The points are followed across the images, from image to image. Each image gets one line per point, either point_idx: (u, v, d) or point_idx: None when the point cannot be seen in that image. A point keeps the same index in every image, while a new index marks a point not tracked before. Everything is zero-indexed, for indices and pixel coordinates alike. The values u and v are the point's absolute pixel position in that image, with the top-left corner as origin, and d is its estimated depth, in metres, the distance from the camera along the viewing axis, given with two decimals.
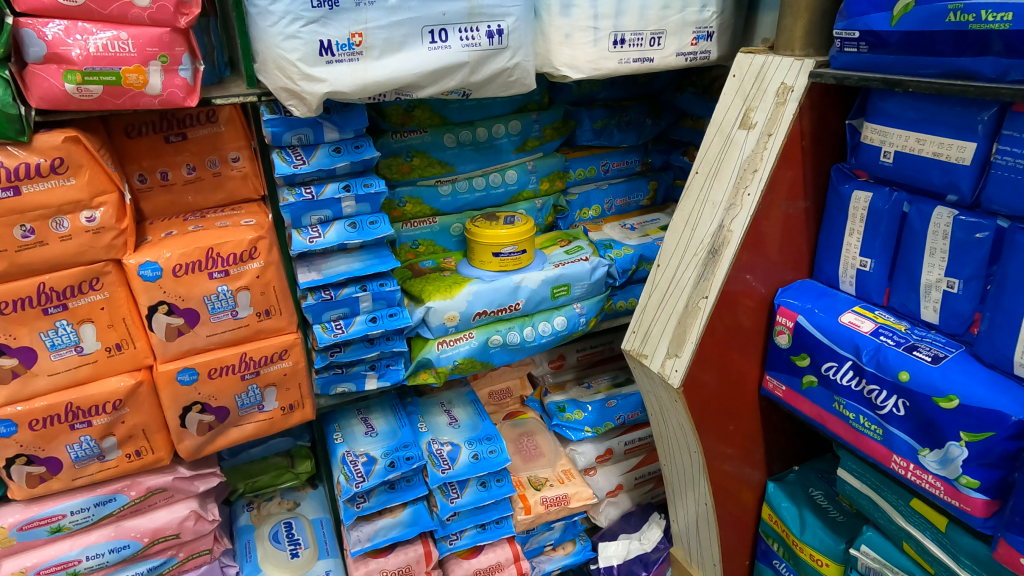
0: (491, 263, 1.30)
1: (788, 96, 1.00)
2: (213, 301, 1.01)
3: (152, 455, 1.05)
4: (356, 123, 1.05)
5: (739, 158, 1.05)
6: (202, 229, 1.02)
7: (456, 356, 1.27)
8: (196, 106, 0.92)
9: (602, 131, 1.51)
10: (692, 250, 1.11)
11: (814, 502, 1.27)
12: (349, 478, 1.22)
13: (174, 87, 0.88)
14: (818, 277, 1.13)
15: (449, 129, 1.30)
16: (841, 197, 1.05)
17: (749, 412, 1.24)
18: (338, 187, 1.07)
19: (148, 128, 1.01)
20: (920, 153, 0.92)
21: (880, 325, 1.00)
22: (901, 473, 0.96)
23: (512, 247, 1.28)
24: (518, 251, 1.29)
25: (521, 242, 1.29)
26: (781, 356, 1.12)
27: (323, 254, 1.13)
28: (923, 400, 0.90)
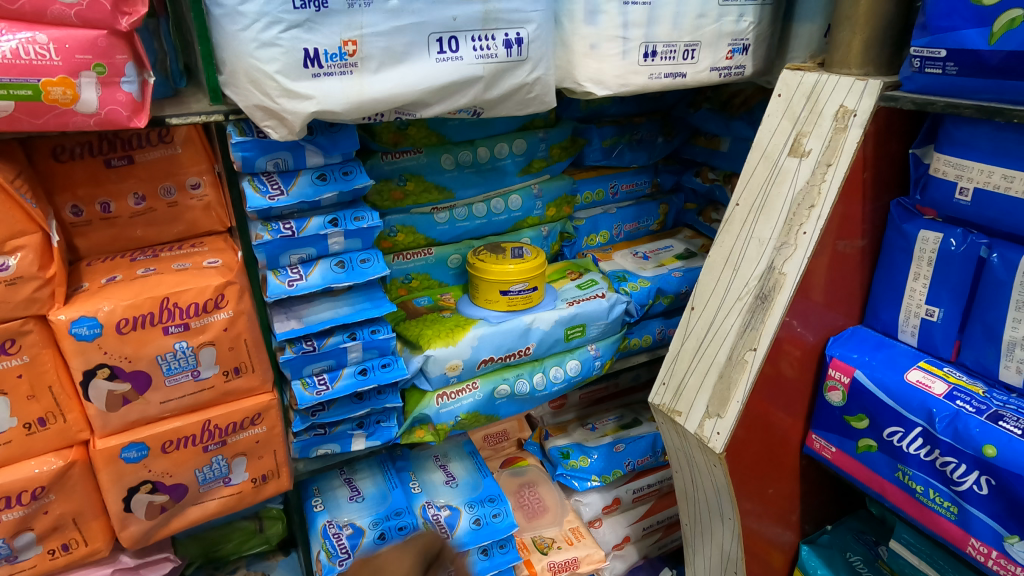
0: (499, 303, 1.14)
1: (849, 120, 0.87)
2: (169, 362, 0.83)
3: (87, 546, 0.87)
4: (345, 146, 0.88)
5: (790, 191, 0.92)
6: (155, 273, 0.84)
7: (457, 411, 1.11)
8: (144, 127, 0.76)
9: (612, 150, 1.36)
10: (733, 294, 0.97)
11: (854, 570, 1.16)
12: (332, 555, 1.05)
13: (115, 104, 0.71)
14: (871, 324, 1.01)
15: (448, 149, 1.14)
16: (904, 237, 0.93)
17: (788, 470, 1.11)
18: (324, 221, 0.90)
19: (83, 150, 0.83)
20: (1007, 192, 0.79)
21: (953, 386, 0.88)
22: (980, 558, 0.85)
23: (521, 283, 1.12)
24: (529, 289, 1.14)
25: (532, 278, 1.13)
26: (833, 415, 1.00)
27: (304, 298, 0.96)
28: (1012, 480, 0.78)
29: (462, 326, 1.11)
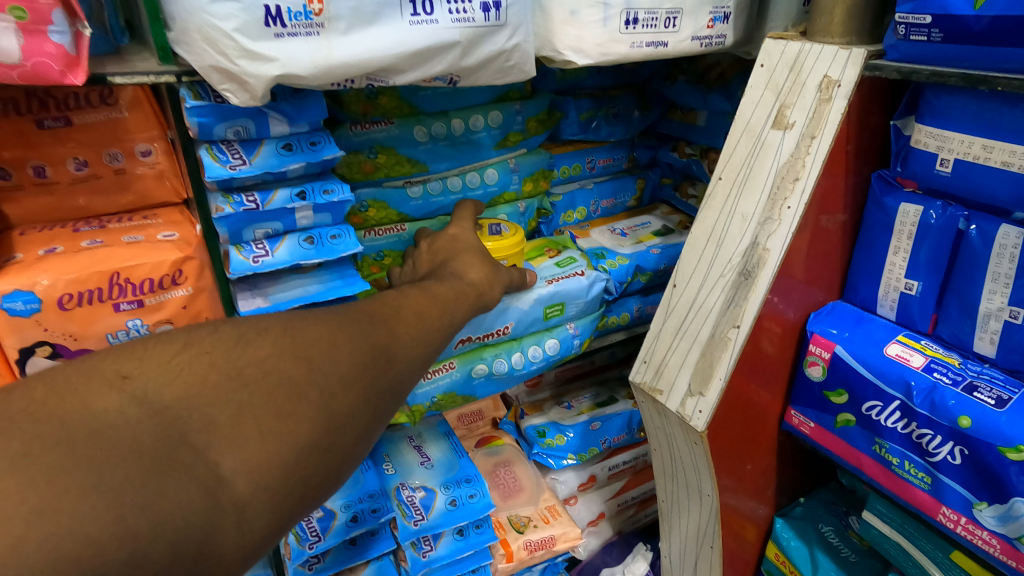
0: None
1: (833, 91, 0.85)
2: (120, 339, 0.78)
3: None
4: (312, 114, 0.83)
5: (773, 165, 0.90)
6: (101, 245, 0.78)
7: (434, 391, 1.10)
8: (82, 83, 0.69)
9: (589, 124, 1.33)
10: (716, 271, 0.95)
11: (825, 540, 1.18)
12: (302, 540, 1.03)
13: (43, 55, 0.65)
14: (850, 299, 1.01)
15: (420, 120, 1.09)
16: (884, 211, 0.92)
17: (766, 445, 1.12)
18: (290, 194, 0.85)
19: (9, 107, 0.76)
20: (986, 162, 0.79)
21: (931, 358, 0.89)
22: (950, 526, 0.88)
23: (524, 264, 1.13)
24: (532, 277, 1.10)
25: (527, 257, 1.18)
26: (811, 390, 1.00)
27: (271, 276, 0.92)
28: (984, 450, 0.80)
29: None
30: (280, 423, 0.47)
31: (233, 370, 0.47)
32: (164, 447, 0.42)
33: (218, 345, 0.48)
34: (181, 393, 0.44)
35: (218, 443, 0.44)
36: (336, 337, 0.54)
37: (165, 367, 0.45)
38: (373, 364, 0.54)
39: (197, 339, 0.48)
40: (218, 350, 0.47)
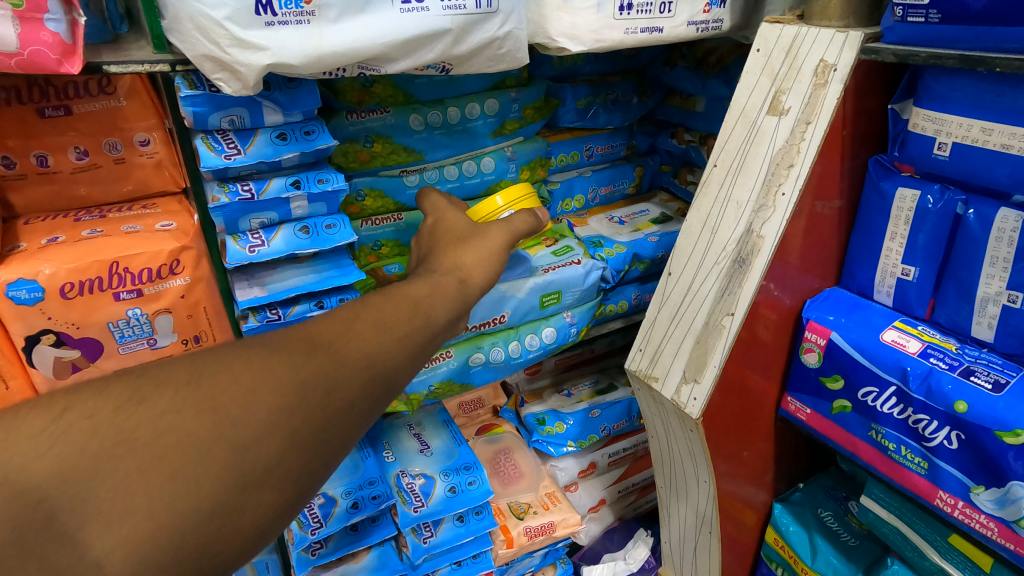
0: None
1: (829, 75, 0.84)
2: (121, 329, 0.78)
3: None
4: (306, 103, 0.83)
5: (768, 151, 0.90)
6: (101, 235, 0.78)
7: (432, 380, 1.10)
8: (78, 73, 0.69)
9: (586, 111, 1.32)
10: (711, 258, 0.95)
11: (824, 525, 1.19)
12: (304, 525, 1.05)
13: (40, 45, 0.65)
14: (847, 285, 1.01)
15: (416, 109, 1.09)
16: (881, 196, 0.92)
17: (762, 432, 1.12)
18: (285, 183, 0.85)
19: (10, 96, 0.76)
20: (985, 145, 0.78)
21: (928, 344, 0.89)
22: (947, 510, 0.88)
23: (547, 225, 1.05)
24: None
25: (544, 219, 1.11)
26: (807, 377, 1.01)
27: (267, 265, 0.93)
28: (981, 434, 0.80)
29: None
30: (175, 488, 0.40)
31: (121, 434, 0.40)
32: (25, 537, 0.36)
33: (103, 407, 0.41)
34: (48, 467, 0.37)
35: (92, 523, 0.37)
36: (307, 344, 0.49)
37: (35, 440, 0.38)
38: (314, 394, 0.46)
39: (82, 398, 0.41)
40: (101, 414, 0.40)
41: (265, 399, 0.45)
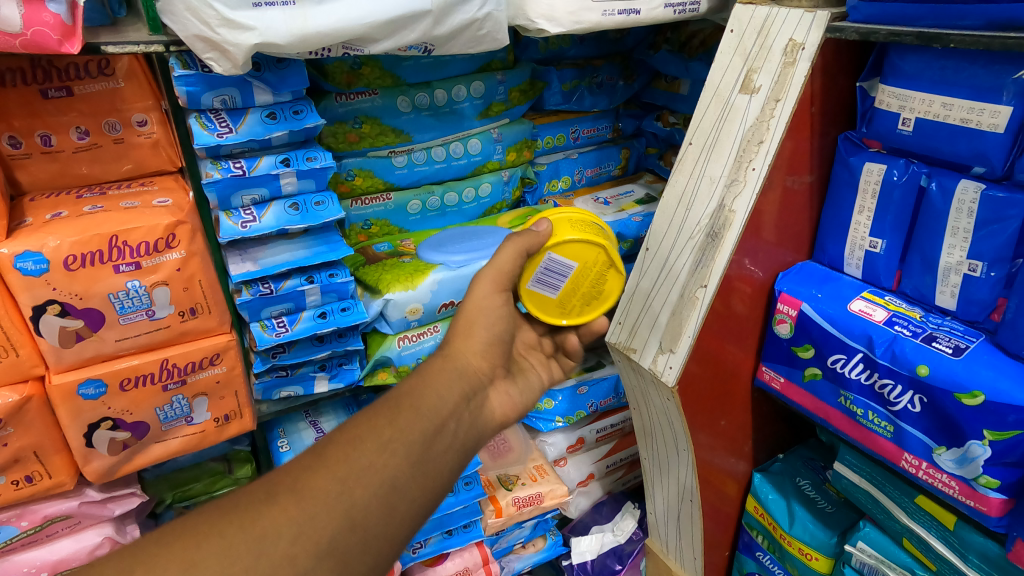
0: (610, 278, 0.99)
1: (798, 54, 0.87)
2: (121, 300, 0.82)
3: (51, 480, 0.87)
4: (294, 83, 0.86)
5: (740, 128, 0.93)
6: (101, 210, 0.82)
7: (419, 353, 1.15)
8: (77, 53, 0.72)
9: (572, 94, 1.35)
10: (686, 232, 0.99)
11: (802, 493, 1.23)
12: None
13: (41, 25, 0.68)
14: (819, 259, 1.05)
15: (403, 91, 1.12)
16: (850, 171, 0.95)
17: (740, 402, 1.17)
18: (275, 161, 0.89)
19: (15, 78, 0.79)
20: (945, 120, 0.82)
21: (893, 313, 0.93)
22: (912, 471, 0.92)
23: (577, 243, 0.94)
24: (569, 262, 0.95)
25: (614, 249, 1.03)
26: (780, 347, 1.05)
27: (259, 241, 0.96)
28: (943, 397, 0.84)
29: (596, 303, 1.01)
30: None
31: None
32: None
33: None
34: None
35: None
36: (266, 491, 0.56)
37: None
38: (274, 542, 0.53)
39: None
40: None
41: (225, 563, 0.51)
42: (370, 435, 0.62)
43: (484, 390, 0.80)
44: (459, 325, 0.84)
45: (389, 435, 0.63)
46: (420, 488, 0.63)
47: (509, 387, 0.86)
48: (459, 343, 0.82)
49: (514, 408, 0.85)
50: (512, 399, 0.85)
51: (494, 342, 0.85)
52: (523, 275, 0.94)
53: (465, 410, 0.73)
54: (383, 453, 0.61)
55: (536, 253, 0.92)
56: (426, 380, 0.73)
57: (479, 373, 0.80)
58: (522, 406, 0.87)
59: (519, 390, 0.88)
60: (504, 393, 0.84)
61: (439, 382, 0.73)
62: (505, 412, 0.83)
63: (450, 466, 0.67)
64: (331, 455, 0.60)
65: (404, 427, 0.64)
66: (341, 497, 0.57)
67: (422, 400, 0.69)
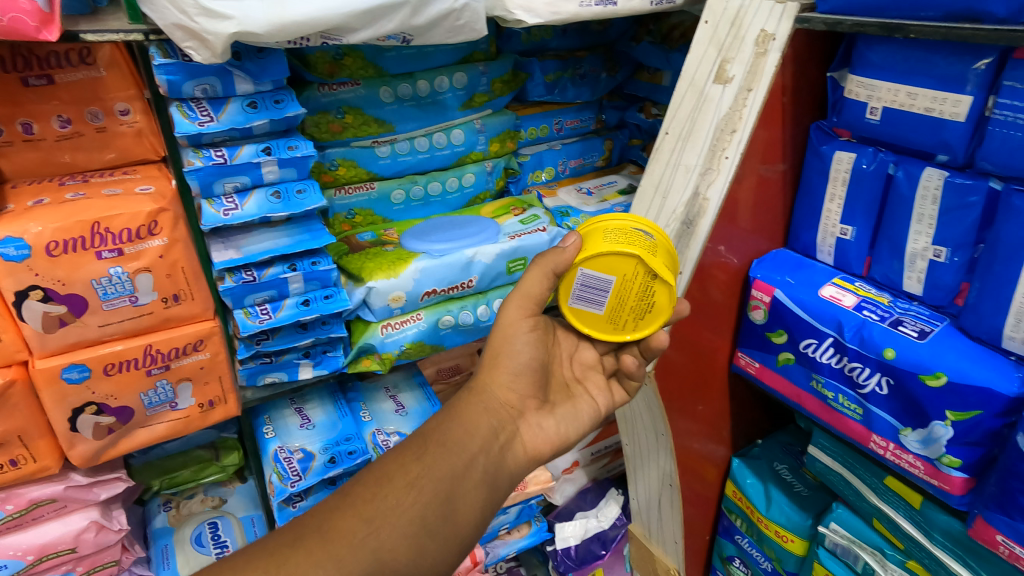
0: (659, 289, 0.85)
1: (769, 45, 0.90)
2: (104, 286, 0.83)
3: (35, 463, 0.88)
4: (275, 72, 0.87)
5: (714, 117, 0.95)
6: (83, 197, 0.83)
7: (403, 340, 1.15)
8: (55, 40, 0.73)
9: (555, 85, 1.37)
10: (663, 221, 1.01)
11: (779, 476, 1.25)
12: (283, 478, 1.11)
13: (18, 12, 0.68)
14: (793, 246, 1.07)
15: (386, 82, 1.14)
16: (821, 159, 0.97)
17: (718, 388, 1.19)
18: (256, 149, 0.90)
19: None
20: (910, 109, 0.84)
21: (862, 298, 0.96)
22: (880, 452, 0.94)
23: (614, 258, 0.83)
24: (607, 277, 0.85)
25: (663, 254, 0.86)
26: (755, 333, 1.07)
27: (242, 229, 0.98)
28: (908, 379, 0.86)
29: (651, 316, 0.89)
30: None
31: None
32: None
33: None
34: None
35: None
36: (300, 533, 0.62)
37: None
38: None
39: None
40: None
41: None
42: (400, 473, 0.69)
43: (514, 424, 0.83)
44: (487, 355, 0.87)
45: (418, 471, 0.70)
46: (449, 529, 0.69)
47: (545, 419, 0.87)
48: (487, 374, 0.85)
49: (550, 443, 0.87)
50: (547, 433, 0.87)
51: (528, 368, 0.86)
52: (562, 294, 0.89)
53: (493, 445, 0.78)
54: (411, 490, 0.68)
55: (567, 271, 0.85)
56: (454, 417, 0.78)
57: (507, 406, 0.84)
58: (560, 440, 0.88)
59: (557, 420, 0.89)
60: (539, 427, 0.86)
61: (471, 416, 0.79)
62: (540, 448, 0.85)
63: (479, 501, 0.73)
64: (359, 494, 0.67)
65: (432, 463, 0.71)
66: (368, 539, 0.63)
67: (450, 436, 0.75)
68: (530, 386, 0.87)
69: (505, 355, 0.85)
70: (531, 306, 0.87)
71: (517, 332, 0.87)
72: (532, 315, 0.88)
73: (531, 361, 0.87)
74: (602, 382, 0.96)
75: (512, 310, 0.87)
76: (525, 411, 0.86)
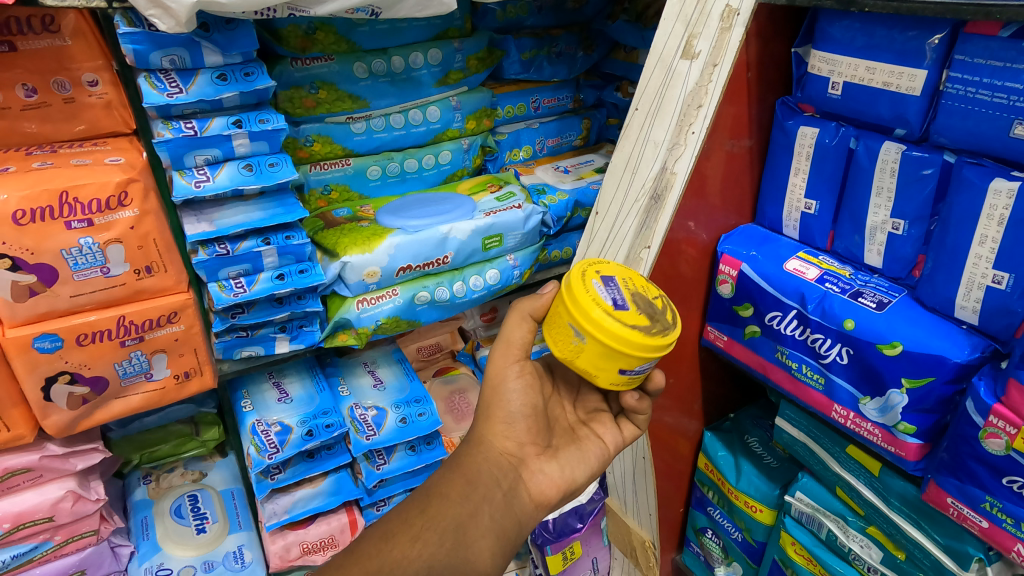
0: (596, 378, 0.77)
1: (733, 20, 0.91)
2: (74, 256, 0.84)
3: (10, 433, 0.90)
4: (244, 44, 0.88)
5: (681, 93, 0.96)
6: (51, 166, 0.84)
7: (378, 316, 1.17)
8: None
9: (531, 64, 1.38)
10: (632, 195, 1.03)
11: (749, 449, 1.28)
12: (261, 450, 1.12)
13: None
14: (760, 221, 1.10)
15: (360, 57, 1.14)
16: (786, 134, 0.99)
17: (688, 361, 1.22)
18: (227, 122, 0.91)
19: None
20: (869, 84, 0.86)
21: (825, 271, 0.98)
22: (841, 422, 0.95)
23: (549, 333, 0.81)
24: None
25: (591, 362, 0.76)
26: (723, 306, 1.09)
27: (215, 202, 0.99)
28: (866, 348, 0.88)
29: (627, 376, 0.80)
30: None
31: None
32: None
33: None
34: None
35: None
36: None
37: None
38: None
39: None
40: None
41: None
42: (403, 529, 0.73)
43: (518, 471, 0.84)
44: (482, 408, 0.89)
45: (422, 524, 0.74)
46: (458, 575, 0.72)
47: (548, 464, 0.88)
48: (482, 427, 0.87)
49: (557, 486, 0.87)
50: (553, 477, 0.87)
51: (522, 415, 0.87)
52: None
53: (497, 492, 0.80)
54: (415, 542, 0.72)
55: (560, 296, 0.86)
56: (459, 468, 0.82)
57: (507, 454, 0.85)
58: (567, 483, 0.88)
59: (561, 464, 0.89)
60: (543, 472, 0.86)
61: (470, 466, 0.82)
62: (547, 492, 0.86)
63: (489, 550, 0.75)
64: (364, 551, 0.71)
65: (435, 514, 0.75)
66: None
67: (451, 488, 0.79)
68: (528, 432, 0.87)
69: (498, 406, 0.87)
70: (518, 352, 0.88)
71: (505, 379, 0.88)
72: (521, 360, 0.89)
73: (524, 408, 0.87)
74: (609, 422, 0.97)
75: (498, 358, 0.89)
76: (526, 458, 0.86)
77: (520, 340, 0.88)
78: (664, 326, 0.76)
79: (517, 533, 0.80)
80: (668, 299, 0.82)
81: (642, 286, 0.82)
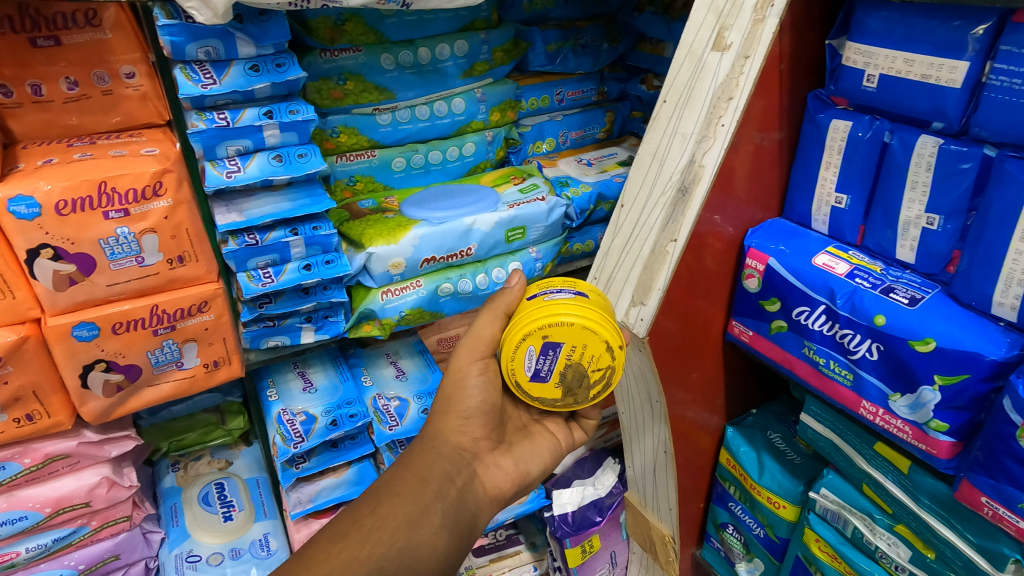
0: None
1: (767, 11, 0.91)
2: (111, 246, 0.85)
3: (49, 419, 0.91)
4: (276, 35, 0.87)
5: (712, 85, 0.95)
6: (91, 158, 0.85)
7: (402, 306, 1.17)
8: None
9: (556, 55, 1.37)
10: (659, 188, 1.01)
11: (772, 445, 1.28)
12: (287, 439, 1.13)
13: None
14: (788, 216, 1.09)
15: (387, 49, 1.15)
16: (817, 128, 0.98)
17: (712, 356, 1.22)
18: (258, 113, 0.92)
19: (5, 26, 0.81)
20: (907, 76, 0.84)
21: (855, 266, 0.97)
22: (870, 418, 0.95)
23: None
24: None
25: None
26: (749, 301, 1.09)
27: (244, 193, 0.99)
28: (898, 344, 0.87)
29: None
30: None
31: None
32: None
33: None
34: None
35: None
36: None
37: None
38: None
39: None
40: None
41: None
42: (354, 530, 0.73)
43: (472, 466, 0.85)
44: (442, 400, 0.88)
45: (372, 524, 0.74)
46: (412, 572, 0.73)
47: (502, 458, 0.89)
48: (438, 422, 0.86)
49: (510, 479, 0.90)
50: (507, 471, 0.90)
51: (480, 412, 0.87)
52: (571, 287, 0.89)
53: (451, 488, 0.81)
54: (366, 543, 0.72)
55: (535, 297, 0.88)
56: (410, 465, 0.82)
57: (462, 449, 0.86)
58: (519, 476, 0.91)
59: (516, 458, 0.91)
60: (497, 466, 0.88)
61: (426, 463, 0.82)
62: (501, 486, 0.88)
63: (442, 545, 0.76)
64: (313, 556, 0.70)
65: (385, 514, 0.75)
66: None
67: (404, 487, 0.78)
68: (483, 428, 0.87)
69: (456, 401, 0.86)
70: (482, 349, 0.87)
71: (467, 376, 0.87)
72: (485, 358, 0.88)
73: (482, 405, 0.86)
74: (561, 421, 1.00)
75: (463, 354, 0.88)
76: (481, 452, 0.87)
77: (489, 337, 0.87)
78: (577, 400, 0.87)
79: (473, 526, 0.82)
80: (610, 372, 0.86)
81: (591, 353, 0.84)
